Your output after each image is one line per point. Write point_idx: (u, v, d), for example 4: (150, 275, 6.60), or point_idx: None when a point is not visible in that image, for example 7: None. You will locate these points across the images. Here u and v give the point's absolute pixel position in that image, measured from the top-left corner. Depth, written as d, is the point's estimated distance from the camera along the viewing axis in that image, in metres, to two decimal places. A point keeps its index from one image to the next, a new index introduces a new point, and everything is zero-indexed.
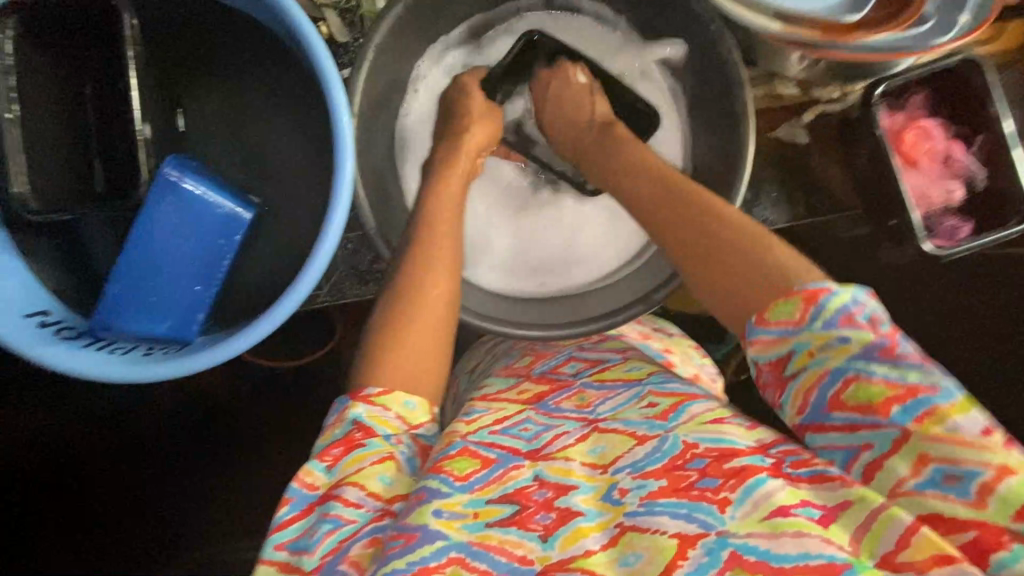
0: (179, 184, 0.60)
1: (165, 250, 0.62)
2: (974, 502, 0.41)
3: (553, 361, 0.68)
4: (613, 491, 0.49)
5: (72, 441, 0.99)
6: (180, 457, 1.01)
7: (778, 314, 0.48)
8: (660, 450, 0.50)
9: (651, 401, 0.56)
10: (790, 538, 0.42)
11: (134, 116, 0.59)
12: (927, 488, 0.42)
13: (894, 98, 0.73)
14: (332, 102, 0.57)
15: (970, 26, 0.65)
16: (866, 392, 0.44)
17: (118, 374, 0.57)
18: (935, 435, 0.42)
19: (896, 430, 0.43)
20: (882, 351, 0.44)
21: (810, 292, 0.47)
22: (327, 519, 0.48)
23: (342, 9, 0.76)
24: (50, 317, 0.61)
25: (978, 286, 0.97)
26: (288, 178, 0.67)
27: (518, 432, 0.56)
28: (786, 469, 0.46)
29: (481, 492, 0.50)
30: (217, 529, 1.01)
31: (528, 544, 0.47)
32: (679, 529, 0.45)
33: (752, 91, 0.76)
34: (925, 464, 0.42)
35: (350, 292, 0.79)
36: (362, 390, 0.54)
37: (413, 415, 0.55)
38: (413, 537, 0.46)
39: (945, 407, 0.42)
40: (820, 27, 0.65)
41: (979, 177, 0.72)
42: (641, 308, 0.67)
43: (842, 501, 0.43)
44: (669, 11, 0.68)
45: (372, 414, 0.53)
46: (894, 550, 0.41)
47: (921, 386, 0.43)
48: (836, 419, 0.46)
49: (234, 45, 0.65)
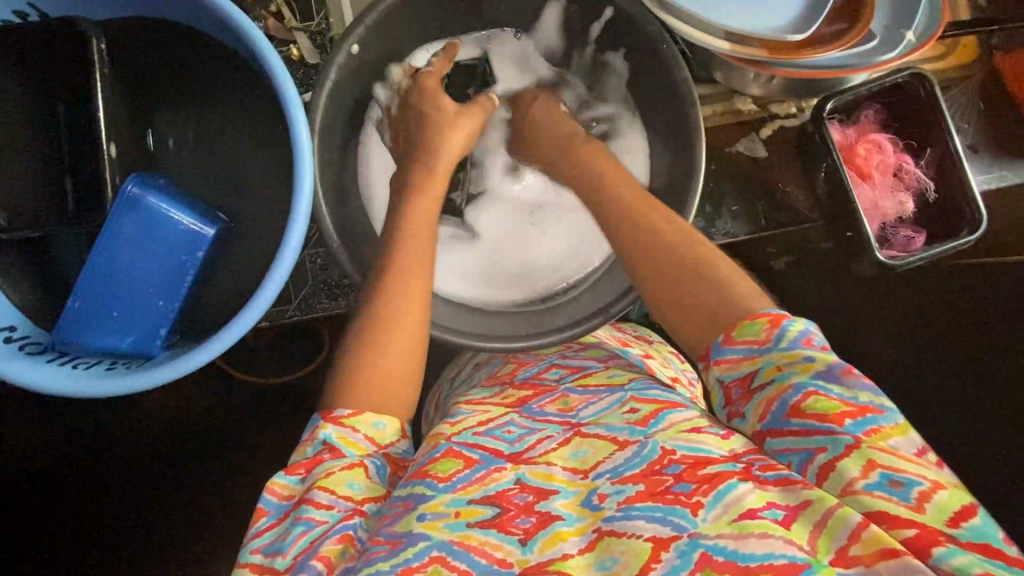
0: (142, 200, 0.62)
1: (127, 266, 0.63)
2: (915, 506, 0.41)
3: (536, 367, 0.69)
4: (592, 496, 0.49)
5: (49, 456, 0.99)
6: (160, 471, 1.01)
7: (744, 334, 0.50)
8: (637, 455, 0.50)
9: (632, 407, 0.56)
10: (756, 538, 0.42)
11: (100, 136, 0.61)
12: (874, 489, 0.43)
13: (846, 114, 0.75)
14: (292, 120, 0.59)
15: (914, 44, 0.68)
16: (823, 404, 0.45)
17: (80, 389, 0.58)
18: (882, 447, 0.43)
19: (848, 438, 0.44)
20: (840, 372, 0.46)
21: (774, 316, 0.50)
22: (299, 521, 0.49)
23: (312, 32, 0.79)
24: (16, 333, 0.62)
25: (951, 296, 0.98)
26: (255, 195, 0.68)
27: (501, 433, 0.56)
28: (755, 472, 0.46)
29: (463, 491, 0.50)
30: (195, 547, 1.01)
31: (507, 547, 0.46)
32: (654, 533, 0.45)
33: (711, 108, 0.79)
34: (874, 469, 0.43)
35: (319, 306, 0.80)
36: (332, 411, 0.55)
37: (383, 435, 0.55)
38: (398, 543, 0.47)
39: (888, 427, 0.44)
40: (768, 47, 0.67)
41: (930, 189, 0.73)
42: (601, 320, 0.68)
43: (804, 501, 0.44)
44: (624, 34, 0.70)
45: (341, 435, 0.53)
46: (847, 544, 0.41)
47: (870, 406, 0.45)
48: (794, 425, 0.46)
49: (198, 66, 0.67)
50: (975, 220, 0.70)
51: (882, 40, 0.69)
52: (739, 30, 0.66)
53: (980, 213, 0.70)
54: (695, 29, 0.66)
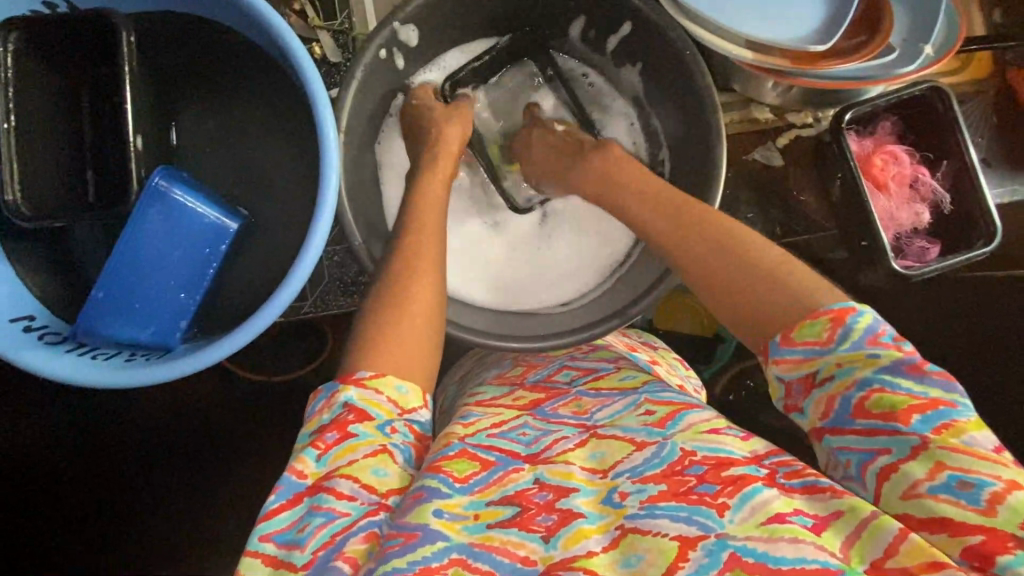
0: (167, 193, 0.62)
1: (149, 258, 0.63)
2: (986, 510, 0.41)
3: (546, 371, 0.70)
4: (613, 494, 0.49)
5: (62, 447, 1.01)
6: (180, 457, 1.04)
7: (806, 334, 0.49)
8: (656, 456, 0.51)
9: (647, 408, 0.56)
10: (787, 543, 0.43)
11: (127, 127, 0.61)
12: (940, 492, 0.42)
13: (862, 124, 0.76)
14: (319, 119, 0.59)
15: (933, 58, 0.69)
16: (889, 401, 0.45)
17: (99, 378, 0.58)
18: (953, 446, 0.43)
19: (915, 438, 0.44)
20: (907, 366, 0.46)
21: (837, 312, 0.49)
22: (319, 512, 0.48)
23: (335, 31, 0.79)
24: (34, 322, 0.63)
25: (958, 306, 0.99)
26: (277, 191, 0.69)
27: (516, 436, 0.57)
28: (780, 479, 0.48)
29: (481, 494, 0.51)
30: (207, 538, 1.04)
31: (529, 545, 0.47)
32: (680, 532, 0.45)
33: (729, 116, 0.80)
34: (942, 470, 0.42)
35: (335, 303, 0.80)
36: (353, 373, 0.54)
37: (406, 400, 0.54)
38: (413, 536, 0.47)
39: (962, 423, 0.44)
40: (790, 57, 0.68)
41: (945, 202, 0.74)
42: (618, 322, 0.69)
43: (835, 511, 0.44)
44: (646, 42, 0.71)
45: (363, 396, 0.52)
46: (883, 556, 0.42)
47: (940, 401, 0.44)
48: (857, 424, 0.46)
49: (224, 61, 0.67)
50: (990, 231, 0.71)
51: (902, 53, 0.70)
52: (762, 40, 0.67)
53: (994, 223, 0.71)
54: (717, 38, 0.68)
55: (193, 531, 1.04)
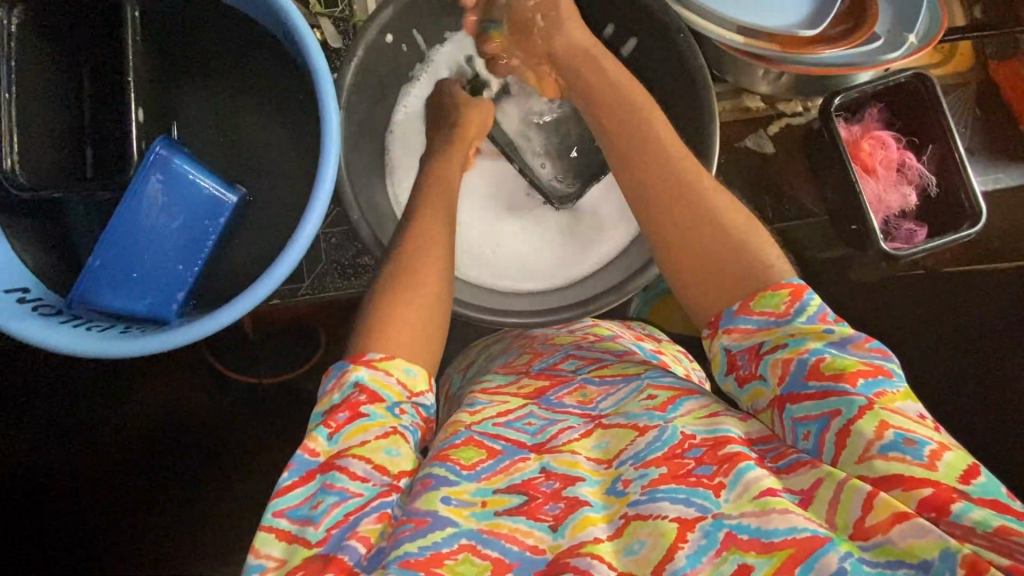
0: (168, 161, 0.62)
1: (149, 228, 0.63)
2: (929, 464, 0.41)
3: (551, 358, 0.66)
4: (617, 483, 0.48)
5: (54, 440, 1.00)
6: (171, 450, 1.03)
7: (764, 305, 0.51)
8: (659, 440, 0.49)
9: (650, 393, 0.54)
10: (778, 515, 0.42)
11: (129, 101, 0.61)
12: (889, 451, 0.42)
13: (851, 111, 0.78)
14: (321, 90, 0.60)
15: (917, 46, 0.71)
16: (839, 365, 0.46)
17: (97, 349, 0.58)
18: (892, 408, 0.44)
19: (862, 399, 0.44)
20: (854, 341, 0.47)
21: (794, 288, 0.51)
22: (331, 491, 0.47)
23: (336, 18, 0.81)
24: (29, 294, 0.62)
25: (947, 298, 1.02)
26: (275, 169, 0.69)
27: (522, 426, 0.55)
28: (768, 462, 0.47)
29: (487, 481, 0.50)
30: (203, 534, 1.03)
31: (537, 534, 0.46)
32: (679, 513, 0.44)
33: (721, 105, 0.81)
34: (887, 429, 0.42)
35: (331, 285, 0.80)
36: (364, 355, 0.54)
37: (414, 382, 0.54)
38: (423, 522, 0.46)
39: (896, 391, 0.45)
40: (779, 43, 0.70)
41: (932, 184, 0.76)
42: (615, 297, 0.71)
43: (815, 480, 0.44)
44: (642, 27, 0.73)
45: (374, 376, 0.53)
46: (862, 516, 0.41)
47: (882, 369, 0.46)
48: (810, 387, 0.46)
49: (225, 42, 0.68)
50: (975, 213, 0.73)
51: (886, 41, 0.72)
52: (752, 25, 0.69)
53: (981, 206, 0.73)
54: (707, 22, 0.70)
55: (187, 525, 1.03)
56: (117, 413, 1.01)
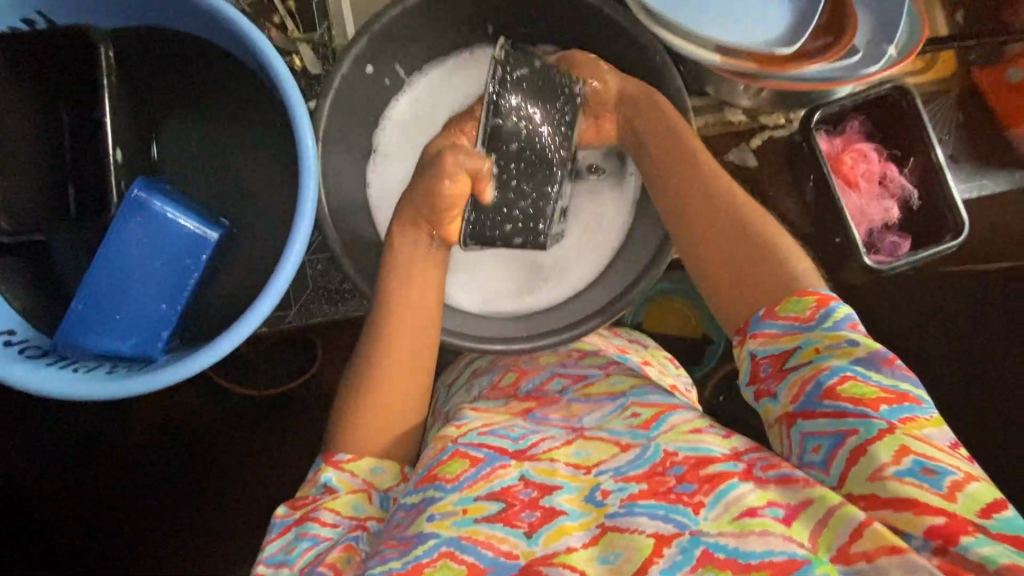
0: (148, 204, 0.62)
1: (131, 269, 0.64)
2: (946, 495, 0.41)
3: (538, 379, 0.66)
4: (595, 492, 0.49)
5: (52, 465, 1.01)
6: (168, 472, 1.04)
7: (788, 310, 0.51)
8: (641, 458, 0.50)
9: (634, 411, 0.55)
10: (757, 536, 0.43)
11: (107, 142, 0.62)
12: (905, 476, 0.42)
13: (832, 124, 0.78)
14: (298, 127, 0.60)
15: (896, 58, 0.71)
16: (860, 389, 0.45)
17: (80, 391, 0.58)
18: (917, 435, 0.43)
19: (882, 422, 0.44)
20: (883, 360, 0.46)
21: (821, 296, 0.51)
22: (305, 537, 0.52)
23: (316, 43, 0.80)
24: (15, 337, 0.62)
25: (938, 300, 1.02)
26: (257, 201, 0.69)
27: (505, 432, 0.55)
28: (756, 473, 0.47)
29: (470, 489, 0.49)
30: (201, 553, 1.04)
31: (512, 540, 0.47)
32: (657, 529, 0.45)
33: (703, 119, 0.81)
34: (907, 454, 0.42)
35: (319, 311, 0.81)
36: (333, 455, 0.57)
37: (380, 479, 0.57)
38: (409, 543, 0.47)
39: (924, 418, 0.45)
40: (755, 60, 0.69)
41: (914, 197, 0.76)
42: (602, 319, 0.69)
43: (803, 500, 0.44)
44: (619, 47, 0.72)
45: (340, 478, 0.56)
46: (849, 542, 0.42)
47: (909, 395, 0.45)
48: (827, 406, 0.46)
49: (201, 76, 0.68)
50: (958, 227, 0.73)
51: (865, 54, 0.72)
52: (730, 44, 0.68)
53: (962, 219, 0.73)
54: (690, 43, 0.69)
55: (185, 546, 1.04)
56: (113, 438, 1.02)
